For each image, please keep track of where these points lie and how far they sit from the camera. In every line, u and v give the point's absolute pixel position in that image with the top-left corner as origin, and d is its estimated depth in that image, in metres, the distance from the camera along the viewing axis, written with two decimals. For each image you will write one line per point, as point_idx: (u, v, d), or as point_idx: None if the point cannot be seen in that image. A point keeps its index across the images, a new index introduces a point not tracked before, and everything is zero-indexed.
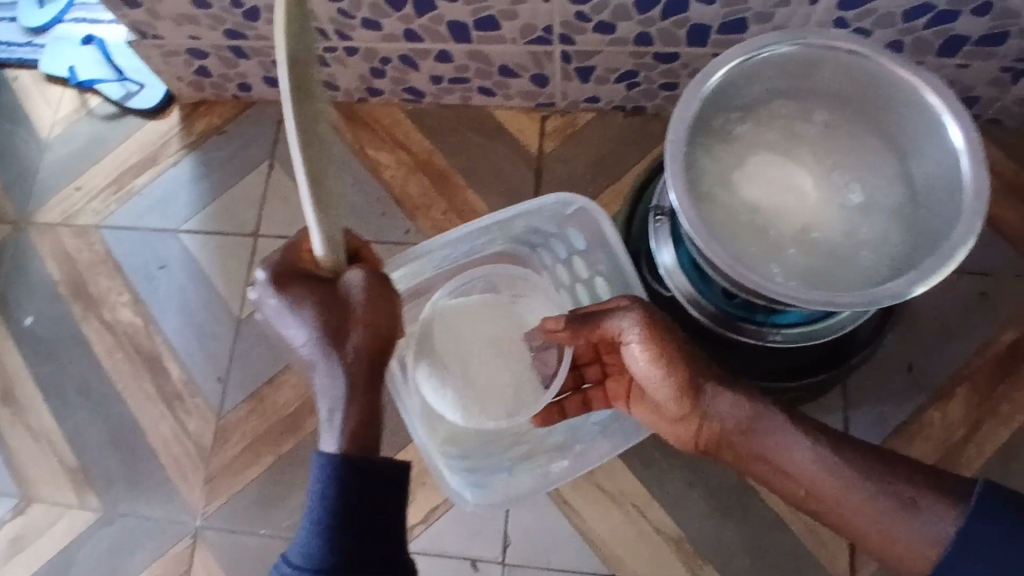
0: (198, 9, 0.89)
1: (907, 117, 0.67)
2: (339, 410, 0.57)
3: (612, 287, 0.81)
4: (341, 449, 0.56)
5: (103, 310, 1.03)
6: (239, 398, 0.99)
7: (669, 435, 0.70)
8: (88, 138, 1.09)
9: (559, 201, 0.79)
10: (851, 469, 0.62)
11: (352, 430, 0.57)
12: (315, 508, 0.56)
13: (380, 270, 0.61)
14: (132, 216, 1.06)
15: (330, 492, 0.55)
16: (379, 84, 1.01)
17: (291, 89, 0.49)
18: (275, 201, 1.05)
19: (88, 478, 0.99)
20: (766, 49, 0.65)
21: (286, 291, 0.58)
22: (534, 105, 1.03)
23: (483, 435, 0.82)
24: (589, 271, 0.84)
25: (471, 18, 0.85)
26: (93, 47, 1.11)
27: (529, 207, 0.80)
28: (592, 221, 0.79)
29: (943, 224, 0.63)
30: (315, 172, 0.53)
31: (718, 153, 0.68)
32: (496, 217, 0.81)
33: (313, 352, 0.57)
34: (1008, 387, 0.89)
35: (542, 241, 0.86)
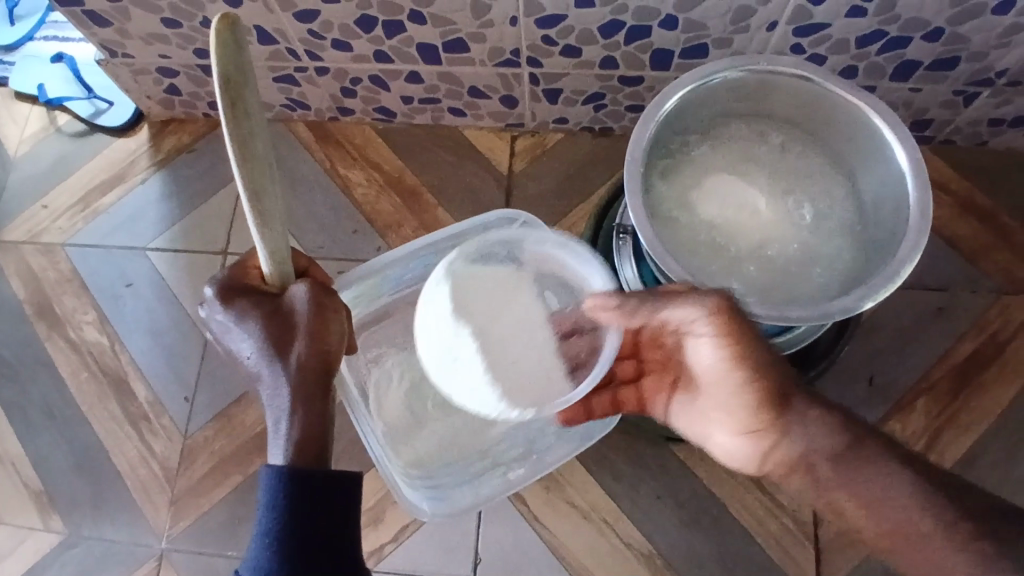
0: (168, 29, 0.89)
1: (855, 138, 0.68)
2: (285, 418, 0.57)
3: None
4: (288, 458, 0.56)
5: (69, 329, 1.02)
6: (207, 417, 0.98)
7: (735, 445, 0.64)
8: (57, 156, 1.09)
9: (504, 219, 0.82)
10: (952, 509, 0.54)
11: (298, 439, 0.57)
12: (266, 519, 0.55)
13: (326, 284, 0.63)
14: (99, 234, 1.05)
15: (280, 503, 0.55)
16: (350, 104, 1.01)
17: (227, 107, 0.50)
18: (245, 219, 1.04)
19: (51, 501, 0.97)
20: (717, 75, 0.65)
21: (232, 305, 0.59)
22: (503, 125, 1.04)
23: (442, 450, 0.81)
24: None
25: (440, 40, 0.86)
26: (63, 65, 1.11)
27: (476, 226, 0.82)
28: None
29: (889, 239, 0.64)
30: (258, 187, 0.55)
31: (674, 175, 0.70)
32: (447, 238, 0.82)
33: (259, 363, 0.58)
34: (967, 400, 0.91)
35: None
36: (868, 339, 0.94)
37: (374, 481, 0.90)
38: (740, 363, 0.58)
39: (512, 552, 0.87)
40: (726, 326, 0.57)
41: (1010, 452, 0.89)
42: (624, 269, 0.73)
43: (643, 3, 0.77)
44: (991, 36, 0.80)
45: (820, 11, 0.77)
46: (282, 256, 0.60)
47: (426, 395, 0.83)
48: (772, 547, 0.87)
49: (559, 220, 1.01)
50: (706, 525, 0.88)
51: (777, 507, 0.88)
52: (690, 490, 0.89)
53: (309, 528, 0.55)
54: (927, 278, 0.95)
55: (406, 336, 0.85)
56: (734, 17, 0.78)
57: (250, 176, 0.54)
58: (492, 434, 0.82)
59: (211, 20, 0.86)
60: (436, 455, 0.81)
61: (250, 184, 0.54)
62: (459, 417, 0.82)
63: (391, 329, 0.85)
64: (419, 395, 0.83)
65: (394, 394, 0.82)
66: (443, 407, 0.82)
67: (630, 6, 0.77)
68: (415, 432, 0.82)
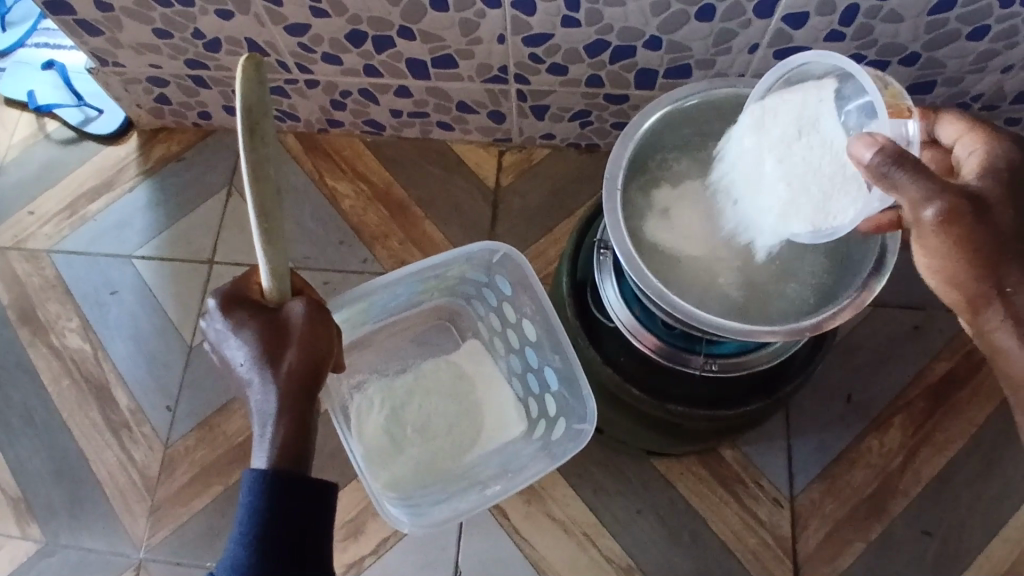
0: (160, 40, 0.90)
1: None
2: (270, 424, 0.58)
3: (537, 329, 0.77)
4: (269, 463, 0.57)
5: (52, 336, 1.02)
6: (189, 426, 0.97)
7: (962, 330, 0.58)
8: (46, 162, 1.09)
9: (486, 250, 0.77)
10: None
11: (281, 444, 0.57)
12: (245, 520, 0.55)
13: (322, 303, 0.63)
14: (84, 242, 1.05)
15: (259, 502, 0.55)
16: (339, 116, 1.02)
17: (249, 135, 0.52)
18: (231, 228, 1.05)
19: (30, 509, 0.96)
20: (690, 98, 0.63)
21: (232, 315, 0.60)
22: (491, 140, 1.05)
23: (421, 473, 0.81)
24: (518, 316, 0.80)
25: (428, 56, 0.87)
26: (54, 72, 1.11)
27: (457, 259, 0.78)
28: (514, 267, 0.76)
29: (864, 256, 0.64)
30: (267, 211, 0.55)
31: None
32: (428, 270, 0.80)
33: (250, 372, 0.59)
34: (943, 416, 0.92)
35: (474, 291, 0.85)
36: (846, 357, 0.95)
37: (355, 493, 0.90)
38: (949, 248, 0.52)
39: (492, 565, 0.87)
40: (953, 210, 0.50)
41: (985, 469, 0.90)
42: (606, 292, 0.65)
43: (628, 24, 0.78)
44: (966, 62, 0.82)
45: (800, 35, 0.79)
46: (281, 274, 0.59)
47: (404, 421, 0.84)
48: (750, 561, 0.88)
49: (544, 235, 1.02)
50: (686, 540, 0.88)
51: (756, 522, 0.89)
52: (670, 505, 0.89)
53: (287, 530, 0.55)
54: (905, 297, 0.96)
55: (388, 362, 0.88)
56: (716, 39, 0.80)
57: (261, 199, 0.54)
58: (468, 460, 0.82)
59: (202, 31, 0.87)
60: (414, 477, 0.81)
61: (261, 207, 0.55)
62: (439, 439, 0.83)
63: (375, 356, 0.88)
64: (399, 419, 0.84)
65: (375, 415, 0.84)
66: (422, 429, 0.83)
67: (615, 26, 0.79)
68: (393, 452, 0.82)
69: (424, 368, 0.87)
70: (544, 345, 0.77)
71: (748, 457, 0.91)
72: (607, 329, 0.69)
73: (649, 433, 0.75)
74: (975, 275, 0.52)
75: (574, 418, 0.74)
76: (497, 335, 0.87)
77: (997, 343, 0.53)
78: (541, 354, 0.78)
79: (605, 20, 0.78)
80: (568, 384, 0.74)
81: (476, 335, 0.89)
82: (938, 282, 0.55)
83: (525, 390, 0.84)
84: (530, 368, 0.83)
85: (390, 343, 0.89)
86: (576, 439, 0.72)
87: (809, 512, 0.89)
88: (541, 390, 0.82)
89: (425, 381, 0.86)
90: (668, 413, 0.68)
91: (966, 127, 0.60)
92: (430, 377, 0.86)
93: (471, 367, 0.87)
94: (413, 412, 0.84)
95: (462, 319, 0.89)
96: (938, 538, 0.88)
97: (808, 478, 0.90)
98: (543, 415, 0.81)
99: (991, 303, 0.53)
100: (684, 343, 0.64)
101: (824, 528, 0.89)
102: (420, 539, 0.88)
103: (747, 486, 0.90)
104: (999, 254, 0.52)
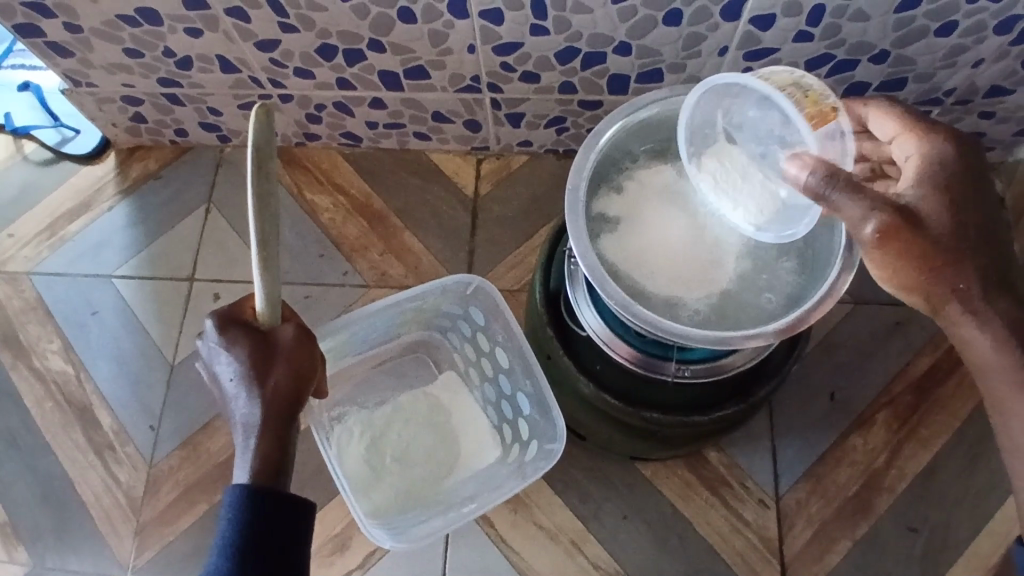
0: (131, 59, 0.89)
1: None
2: (252, 436, 0.57)
3: (510, 355, 0.78)
4: (250, 478, 0.56)
5: (33, 358, 1.01)
6: (172, 445, 0.97)
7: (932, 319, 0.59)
8: (23, 184, 1.08)
9: (459, 282, 0.78)
10: None
11: (260, 461, 0.57)
12: (225, 533, 0.54)
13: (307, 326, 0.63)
14: (65, 263, 1.05)
15: (237, 520, 0.54)
16: (315, 130, 1.02)
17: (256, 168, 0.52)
18: (211, 245, 1.04)
19: (16, 534, 0.96)
20: (646, 108, 0.62)
21: (226, 333, 0.59)
22: (469, 149, 1.05)
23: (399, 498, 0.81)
24: (491, 344, 0.82)
25: (400, 68, 0.87)
26: (30, 93, 1.11)
27: (432, 291, 0.79)
28: (487, 298, 0.78)
29: None
30: (266, 237, 0.54)
31: None
32: (405, 300, 0.80)
33: (238, 387, 0.58)
34: (926, 410, 0.92)
35: (449, 323, 0.86)
36: (829, 354, 0.95)
37: (340, 507, 0.90)
38: (897, 258, 0.53)
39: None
40: (892, 226, 0.52)
41: (970, 465, 0.90)
42: (580, 305, 0.65)
43: (596, 30, 0.78)
44: (936, 58, 0.82)
45: (769, 36, 0.79)
46: (276, 298, 0.58)
47: (384, 450, 0.84)
48: (737, 562, 0.88)
49: (524, 242, 1.02)
50: (673, 543, 0.88)
51: (742, 524, 0.89)
52: (657, 509, 0.89)
53: (267, 546, 0.54)
54: (884, 294, 0.97)
55: (367, 394, 0.88)
56: (686, 43, 0.80)
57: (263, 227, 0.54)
58: (447, 483, 0.82)
59: (173, 50, 0.87)
60: (393, 503, 0.81)
61: (261, 233, 0.54)
62: (418, 468, 0.83)
63: (354, 389, 0.88)
64: (379, 450, 0.84)
65: (355, 444, 0.83)
66: (401, 453, 0.84)
67: (584, 33, 0.79)
68: (374, 481, 0.82)
69: (401, 400, 0.86)
70: (516, 370, 0.79)
71: (732, 458, 0.91)
72: (584, 338, 0.69)
73: (629, 440, 0.75)
74: (928, 280, 0.54)
75: (546, 437, 0.76)
76: (472, 366, 0.87)
77: (961, 333, 0.57)
78: (514, 379, 0.80)
79: (573, 27, 0.78)
80: (540, 406, 0.76)
81: (451, 366, 0.89)
82: (894, 289, 0.56)
83: (499, 416, 0.85)
84: (503, 395, 0.83)
85: (368, 375, 0.89)
86: (547, 459, 0.74)
87: (795, 512, 0.89)
88: (513, 415, 0.83)
89: (403, 412, 0.86)
90: (640, 419, 0.68)
91: (899, 125, 0.61)
92: (408, 407, 0.86)
93: (447, 399, 0.87)
94: (393, 442, 0.84)
95: (437, 350, 0.89)
96: (924, 533, 0.88)
97: (794, 477, 0.90)
98: (517, 439, 0.82)
99: (949, 301, 0.55)
100: (657, 350, 0.64)
101: (810, 528, 0.88)
102: (405, 552, 0.88)
103: (732, 488, 0.90)
104: (947, 259, 0.54)
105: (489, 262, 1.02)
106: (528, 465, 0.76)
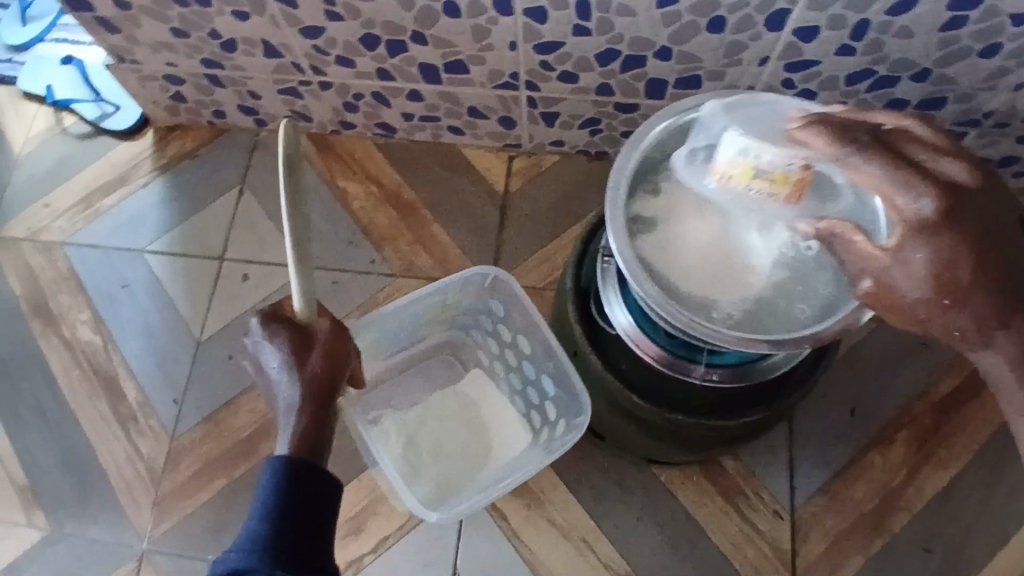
0: (176, 39, 0.91)
1: None
2: (293, 417, 0.58)
3: (532, 341, 0.80)
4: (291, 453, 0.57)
5: (63, 327, 1.03)
6: (195, 420, 0.99)
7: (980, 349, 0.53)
8: (62, 156, 1.11)
9: (477, 274, 0.79)
10: None
11: (301, 441, 0.58)
12: (264, 499, 0.54)
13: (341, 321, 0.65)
14: (99, 235, 1.07)
15: (276, 488, 0.55)
16: (351, 118, 1.03)
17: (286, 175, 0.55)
18: (243, 226, 1.06)
19: (38, 498, 0.98)
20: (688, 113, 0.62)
21: (268, 324, 0.61)
22: (501, 145, 1.06)
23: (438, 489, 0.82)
24: (513, 334, 0.83)
25: (440, 61, 0.88)
26: (72, 67, 1.13)
27: (451, 285, 0.80)
28: (507, 289, 0.79)
29: None
30: (298, 236, 0.57)
31: None
32: (428, 296, 0.82)
33: (280, 372, 0.60)
34: (947, 432, 0.92)
35: (472, 320, 0.87)
36: (851, 370, 0.95)
37: (356, 492, 0.91)
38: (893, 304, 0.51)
39: (492, 568, 0.88)
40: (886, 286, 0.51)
41: (989, 489, 0.90)
42: (610, 303, 0.66)
43: (639, 34, 0.79)
44: (977, 79, 0.82)
45: (811, 48, 0.79)
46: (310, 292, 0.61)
47: (420, 448, 0.85)
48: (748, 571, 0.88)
49: (552, 241, 1.03)
50: (685, 548, 0.88)
51: (755, 533, 0.89)
52: (670, 513, 0.90)
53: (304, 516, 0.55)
54: None
55: (400, 397, 0.89)
56: (727, 51, 0.80)
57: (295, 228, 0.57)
58: (483, 474, 0.83)
59: (218, 32, 0.88)
60: (434, 496, 0.82)
61: (294, 231, 0.57)
62: (452, 462, 0.84)
63: (385, 391, 0.89)
64: (415, 448, 0.85)
65: (394, 445, 0.85)
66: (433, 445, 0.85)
67: (626, 36, 0.79)
68: (414, 479, 0.83)
69: (432, 400, 0.87)
70: (538, 354, 0.80)
71: (749, 467, 0.91)
72: (613, 337, 0.69)
73: (651, 441, 0.76)
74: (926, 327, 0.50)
75: (572, 414, 0.76)
76: (498, 357, 0.88)
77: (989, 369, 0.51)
78: (537, 363, 0.81)
79: (616, 29, 0.79)
80: (562, 384, 0.77)
81: (477, 361, 0.90)
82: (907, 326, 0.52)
83: (526, 403, 0.86)
84: (529, 382, 0.85)
85: (399, 379, 0.90)
86: (574, 432, 0.74)
87: (809, 525, 0.89)
88: (540, 398, 0.84)
89: (435, 411, 0.87)
90: (667, 421, 0.68)
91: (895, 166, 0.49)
92: (439, 407, 0.87)
93: (474, 393, 0.88)
94: (427, 439, 0.85)
95: (463, 347, 0.90)
96: (938, 555, 0.88)
97: (810, 490, 0.90)
98: (545, 423, 0.83)
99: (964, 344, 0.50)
100: (686, 352, 0.64)
101: (823, 542, 0.89)
102: (419, 540, 0.89)
103: (747, 497, 0.90)
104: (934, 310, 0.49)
105: (516, 258, 1.02)
106: (555, 439, 0.76)
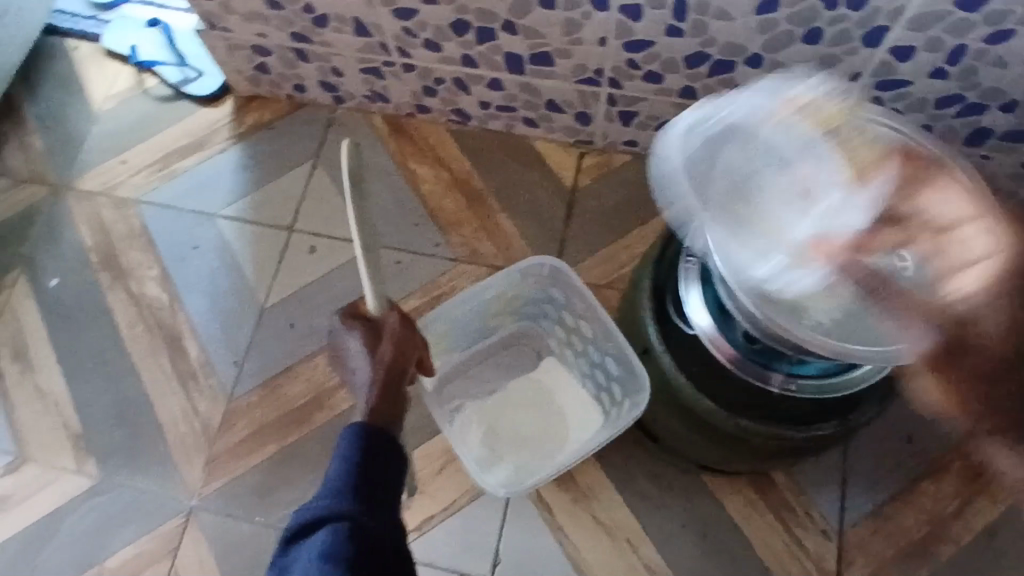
0: (271, 10, 0.93)
1: None
2: (368, 389, 0.62)
3: (595, 325, 0.83)
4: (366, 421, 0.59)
5: (131, 282, 1.06)
6: (252, 384, 1.01)
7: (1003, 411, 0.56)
8: (143, 117, 1.14)
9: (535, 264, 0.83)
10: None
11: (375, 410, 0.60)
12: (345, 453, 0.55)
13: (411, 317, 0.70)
14: (173, 196, 1.10)
15: (359, 445, 0.56)
16: (429, 102, 1.05)
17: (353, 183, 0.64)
18: (312, 199, 1.08)
19: (95, 444, 1.00)
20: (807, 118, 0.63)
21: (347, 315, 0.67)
22: (573, 141, 1.06)
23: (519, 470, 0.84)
24: (577, 319, 0.86)
25: (527, 52, 0.89)
26: (158, 31, 1.16)
27: (512, 274, 0.84)
28: (566, 276, 0.83)
29: None
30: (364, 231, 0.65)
31: None
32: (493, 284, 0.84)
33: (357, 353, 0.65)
34: (1006, 469, 0.91)
35: (539, 308, 0.89)
36: (911, 397, 0.93)
37: None
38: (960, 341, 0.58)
39: (532, 558, 0.88)
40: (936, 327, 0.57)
41: None
42: (691, 302, 0.67)
43: (732, 39, 0.79)
44: None
45: (906, 68, 0.78)
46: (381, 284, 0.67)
47: (500, 434, 0.86)
48: None
49: (616, 241, 1.02)
50: (727, 560, 0.88)
51: (800, 552, 0.88)
52: (715, 523, 0.89)
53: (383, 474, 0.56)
54: None
55: (477, 386, 0.90)
56: (819, 64, 0.79)
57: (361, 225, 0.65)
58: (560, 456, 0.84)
59: (313, 7, 0.90)
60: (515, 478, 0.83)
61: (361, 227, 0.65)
62: (530, 447, 0.85)
63: (463, 384, 0.90)
64: (495, 434, 0.86)
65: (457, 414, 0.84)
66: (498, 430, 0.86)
67: (719, 40, 0.79)
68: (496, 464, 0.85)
69: (508, 389, 0.89)
70: (600, 338, 0.83)
71: (799, 485, 0.91)
72: (687, 337, 0.70)
73: (715, 449, 0.75)
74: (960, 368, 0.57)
75: (633, 394, 0.78)
76: (568, 345, 0.89)
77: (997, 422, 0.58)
78: (601, 346, 0.83)
79: (710, 33, 0.78)
80: (623, 364, 0.80)
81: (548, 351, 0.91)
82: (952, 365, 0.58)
83: (597, 385, 0.87)
84: (596, 363, 0.86)
85: (475, 371, 0.91)
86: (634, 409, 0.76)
87: (857, 549, 0.88)
88: (608, 378, 0.85)
89: (511, 399, 0.88)
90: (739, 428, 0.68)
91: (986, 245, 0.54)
92: (515, 395, 0.88)
93: (548, 381, 0.89)
94: (506, 426, 0.87)
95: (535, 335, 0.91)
96: None
97: (860, 514, 0.89)
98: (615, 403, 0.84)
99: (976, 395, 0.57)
100: (765, 359, 0.65)
101: (869, 568, 0.88)
102: (463, 524, 0.90)
103: (795, 515, 0.89)
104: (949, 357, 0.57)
105: (578, 254, 1.03)
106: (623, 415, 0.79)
